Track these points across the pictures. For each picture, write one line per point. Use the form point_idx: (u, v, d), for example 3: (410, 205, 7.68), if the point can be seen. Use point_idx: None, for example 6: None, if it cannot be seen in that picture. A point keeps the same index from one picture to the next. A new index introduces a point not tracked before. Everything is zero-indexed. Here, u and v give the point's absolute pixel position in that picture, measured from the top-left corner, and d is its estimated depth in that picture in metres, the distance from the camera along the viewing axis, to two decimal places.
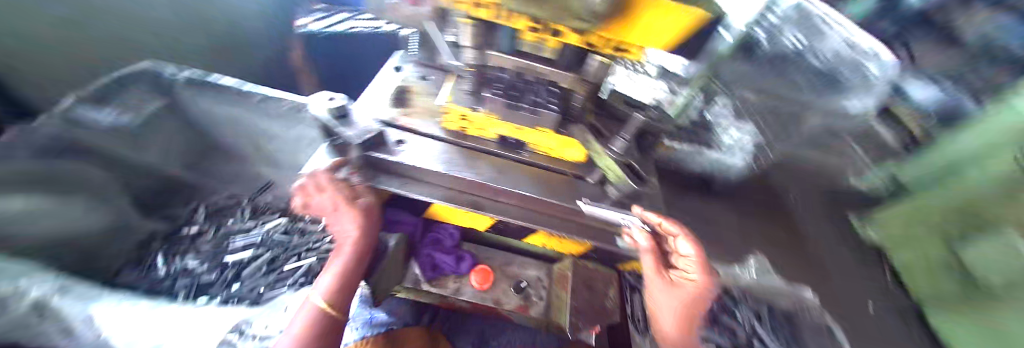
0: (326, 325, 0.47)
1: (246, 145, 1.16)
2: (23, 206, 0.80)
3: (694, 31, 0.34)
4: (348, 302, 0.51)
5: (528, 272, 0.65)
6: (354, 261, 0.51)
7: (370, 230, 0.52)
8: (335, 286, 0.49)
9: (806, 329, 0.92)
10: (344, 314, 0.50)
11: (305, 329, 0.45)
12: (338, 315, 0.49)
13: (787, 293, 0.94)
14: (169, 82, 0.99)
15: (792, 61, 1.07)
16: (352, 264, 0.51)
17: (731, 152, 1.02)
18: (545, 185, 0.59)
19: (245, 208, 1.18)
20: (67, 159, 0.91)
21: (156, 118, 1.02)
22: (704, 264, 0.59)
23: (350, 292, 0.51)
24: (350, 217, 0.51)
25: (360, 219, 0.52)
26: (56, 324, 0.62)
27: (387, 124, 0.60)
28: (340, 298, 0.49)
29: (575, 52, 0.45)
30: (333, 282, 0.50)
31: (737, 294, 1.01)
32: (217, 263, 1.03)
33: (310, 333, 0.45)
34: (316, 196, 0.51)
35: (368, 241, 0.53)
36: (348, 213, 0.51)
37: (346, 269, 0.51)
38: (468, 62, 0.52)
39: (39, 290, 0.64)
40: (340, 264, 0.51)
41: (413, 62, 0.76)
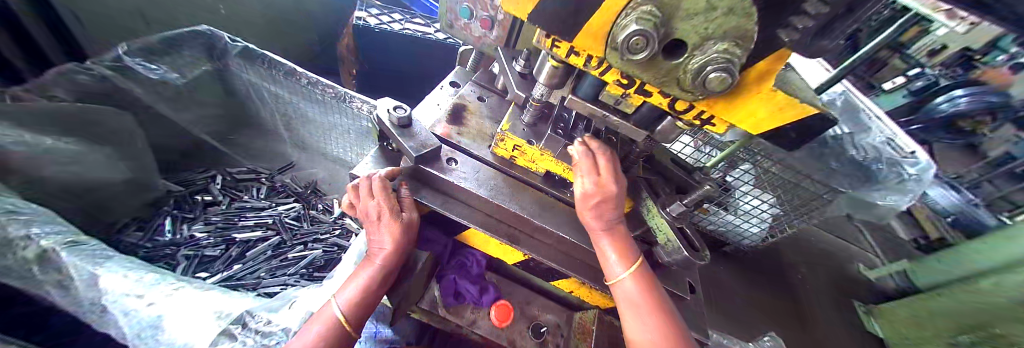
0: (339, 337, 0.45)
1: (281, 123, 1.18)
2: (50, 144, 0.75)
3: (790, 123, 0.34)
4: (366, 315, 0.49)
5: (547, 317, 0.62)
6: (380, 275, 0.49)
7: (403, 249, 0.49)
8: (356, 299, 0.47)
9: None
10: (360, 327, 0.48)
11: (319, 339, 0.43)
12: (353, 327, 0.47)
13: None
14: (224, 49, 1.00)
15: (829, 147, 1.07)
16: (378, 279, 0.49)
17: (743, 217, 1.26)
18: (586, 231, 0.56)
19: (263, 186, 1.19)
20: (107, 104, 0.90)
21: (201, 81, 1.02)
22: (606, 176, 0.45)
23: (370, 306, 0.49)
24: (390, 231, 0.48)
25: (397, 235, 0.49)
26: (59, 276, 0.59)
27: (443, 140, 0.61)
28: (358, 312, 0.47)
29: (654, 110, 0.45)
30: (356, 294, 0.47)
31: None
32: (225, 239, 1.02)
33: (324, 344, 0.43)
34: (360, 202, 0.49)
35: (398, 258, 0.50)
36: (388, 228, 0.48)
37: (371, 284, 0.48)
38: (538, 96, 0.52)
39: (47, 237, 0.59)
40: (365, 278, 0.48)
41: (469, 82, 0.77)
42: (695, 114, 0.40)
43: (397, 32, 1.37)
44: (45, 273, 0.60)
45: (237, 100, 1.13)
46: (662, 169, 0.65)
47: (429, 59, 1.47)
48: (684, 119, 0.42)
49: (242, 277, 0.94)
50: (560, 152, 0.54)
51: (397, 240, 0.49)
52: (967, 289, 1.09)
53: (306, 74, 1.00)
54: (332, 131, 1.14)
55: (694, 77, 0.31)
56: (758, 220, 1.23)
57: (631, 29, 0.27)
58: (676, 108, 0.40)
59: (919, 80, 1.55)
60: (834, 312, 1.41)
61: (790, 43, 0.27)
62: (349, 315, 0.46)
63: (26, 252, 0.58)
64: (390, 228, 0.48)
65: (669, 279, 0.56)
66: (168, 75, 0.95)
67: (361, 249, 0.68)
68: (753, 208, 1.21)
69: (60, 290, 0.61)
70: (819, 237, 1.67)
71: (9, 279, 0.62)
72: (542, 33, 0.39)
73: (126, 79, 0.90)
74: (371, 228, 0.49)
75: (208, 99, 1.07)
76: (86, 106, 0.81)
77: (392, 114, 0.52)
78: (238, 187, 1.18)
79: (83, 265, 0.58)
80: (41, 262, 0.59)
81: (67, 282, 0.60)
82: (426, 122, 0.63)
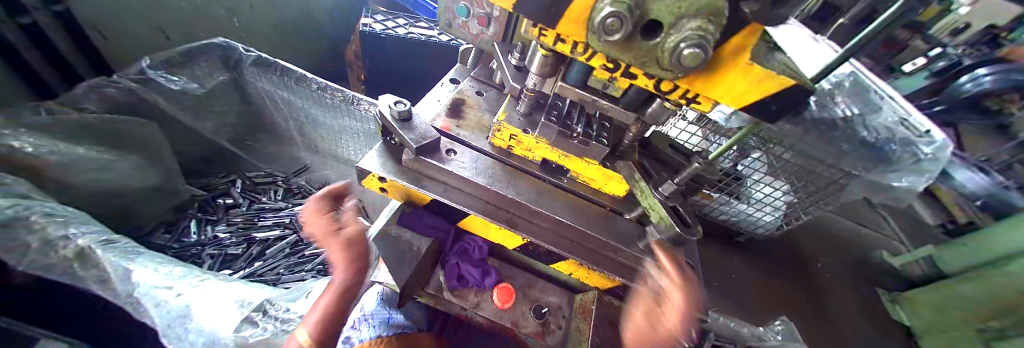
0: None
1: (296, 129, 1.24)
2: (83, 153, 0.82)
3: (772, 94, 0.35)
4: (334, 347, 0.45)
5: (549, 298, 0.64)
6: (339, 295, 0.46)
7: (355, 257, 0.48)
8: (319, 320, 0.44)
9: None
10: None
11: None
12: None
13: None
14: (239, 60, 1.05)
15: (837, 129, 1.05)
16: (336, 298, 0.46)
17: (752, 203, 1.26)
18: (580, 214, 0.58)
19: (280, 188, 1.25)
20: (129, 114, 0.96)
21: (218, 91, 1.08)
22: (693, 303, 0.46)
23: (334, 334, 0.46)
24: (332, 248, 0.48)
25: (342, 247, 0.48)
26: (98, 272, 0.64)
27: (442, 132, 0.63)
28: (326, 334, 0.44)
29: (642, 92, 0.47)
30: (318, 316, 0.45)
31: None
32: (247, 238, 1.08)
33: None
34: (308, 225, 0.51)
35: (355, 275, 0.48)
36: (330, 245, 0.48)
37: (330, 303, 0.45)
38: (530, 86, 0.54)
39: (83, 236, 0.64)
40: (323, 305, 0.45)
41: (468, 77, 0.80)
42: (681, 94, 0.41)
43: (402, 36, 1.41)
44: (84, 269, 0.65)
45: (253, 107, 1.19)
46: (660, 154, 0.67)
47: (432, 61, 1.51)
48: (670, 100, 0.43)
49: (264, 273, 1.00)
50: (554, 139, 0.54)
51: (347, 258, 0.48)
52: (997, 272, 1.05)
53: (315, 79, 1.04)
54: (342, 134, 1.19)
55: (670, 55, 0.32)
56: (772, 208, 1.23)
57: (605, 11, 0.29)
58: (661, 88, 0.41)
59: (941, 61, 1.48)
60: (853, 298, 1.38)
61: (753, 14, 0.28)
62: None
63: (66, 251, 0.63)
64: (333, 245, 0.48)
65: None
66: (189, 86, 1.02)
67: None
68: (765, 196, 1.21)
69: (100, 286, 0.66)
70: (832, 221, 1.64)
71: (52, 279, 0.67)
72: (529, 23, 0.41)
73: (151, 92, 0.97)
74: (322, 244, 0.50)
75: (226, 107, 1.13)
76: (113, 117, 0.86)
77: (394, 109, 0.55)
78: (256, 190, 1.24)
79: (116, 261, 0.63)
80: (81, 260, 0.64)
81: (103, 277, 0.65)
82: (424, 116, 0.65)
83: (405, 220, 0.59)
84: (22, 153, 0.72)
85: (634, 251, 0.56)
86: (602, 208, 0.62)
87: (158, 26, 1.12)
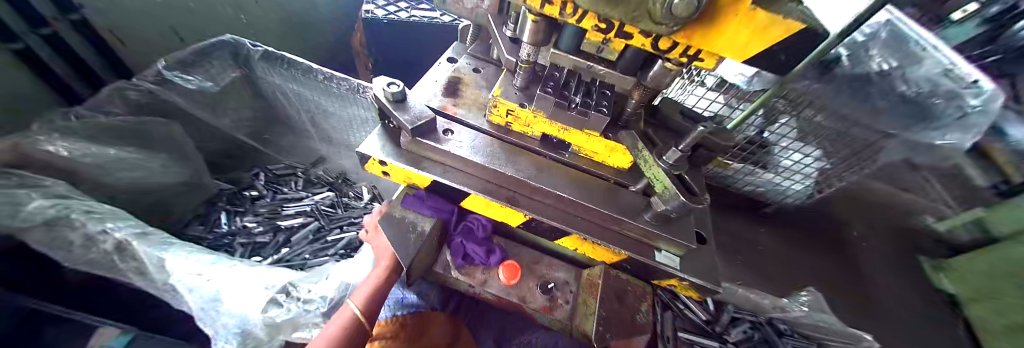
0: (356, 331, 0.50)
1: (309, 121, 1.27)
2: (114, 154, 0.88)
3: (782, 40, 0.31)
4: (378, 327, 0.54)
5: (556, 274, 0.65)
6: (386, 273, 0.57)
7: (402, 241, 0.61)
8: (369, 295, 0.54)
9: None
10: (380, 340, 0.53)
11: (337, 330, 0.48)
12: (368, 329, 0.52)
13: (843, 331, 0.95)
14: (248, 55, 1.07)
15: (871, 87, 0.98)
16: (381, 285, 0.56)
17: (778, 172, 1.09)
18: (582, 188, 0.57)
19: (300, 178, 1.30)
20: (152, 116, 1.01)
21: (232, 87, 1.12)
22: None
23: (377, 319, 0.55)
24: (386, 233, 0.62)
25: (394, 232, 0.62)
26: (136, 263, 0.70)
27: (439, 112, 0.62)
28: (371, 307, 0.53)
29: (639, 53, 0.45)
30: (368, 290, 0.54)
31: (786, 326, 0.95)
32: (272, 227, 1.13)
33: (344, 331, 0.48)
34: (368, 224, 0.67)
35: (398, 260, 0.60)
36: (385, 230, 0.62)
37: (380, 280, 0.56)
38: (523, 57, 0.52)
39: (121, 228, 0.69)
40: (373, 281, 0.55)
41: (466, 55, 0.77)
42: (681, 51, 0.38)
43: (404, 20, 1.39)
44: (124, 260, 0.71)
45: (267, 102, 1.22)
46: (671, 123, 0.64)
47: (435, 43, 1.49)
48: (670, 59, 0.40)
49: (291, 259, 1.06)
50: (552, 111, 0.53)
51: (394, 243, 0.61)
52: None
53: (320, 70, 1.05)
54: (352, 122, 1.20)
55: (660, 5, 0.30)
56: (800, 176, 1.06)
57: None
58: (660, 47, 0.38)
59: None
60: (889, 266, 1.31)
61: None
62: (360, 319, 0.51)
63: (107, 243, 0.69)
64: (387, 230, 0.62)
65: (670, 228, 0.54)
66: (205, 84, 1.06)
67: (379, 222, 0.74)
68: (796, 163, 1.03)
69: (139, 276, 0.71)
70: (868, 187, 1.53)
71: (97, 271, 0.74)
72: None
73: (169, 92, 1.01)
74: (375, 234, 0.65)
75: (241, 104, 1.17)
76: (137, 119, 0.92)
77: (388, 91, 0.54)
78: (279, 181, 1.29)
79: (152, 252, 0.68)
80: (120, 250, 0.70)
81: (140, 267, 0.70)
82: (420, 97, 0.64)
83: (409, 203, 0.60)
84: (58, 157, 0.79)
85: (640, 222, 0.54)
86: (606, 181, 0.60)
87: (170, 27, 1.16)
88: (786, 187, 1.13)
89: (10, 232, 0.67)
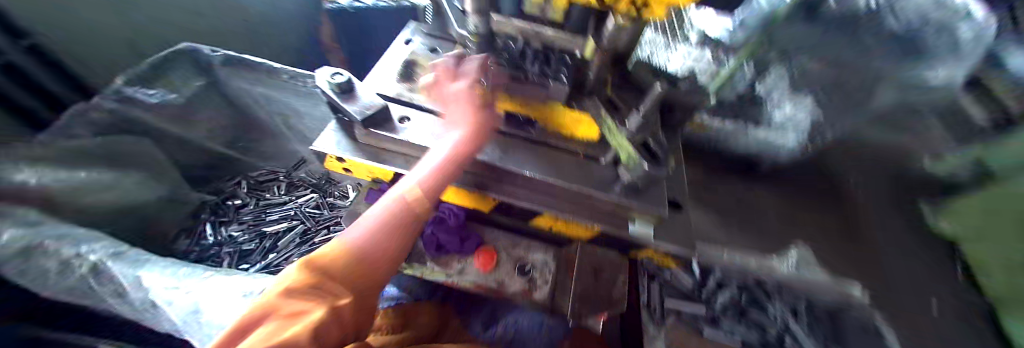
0: (332, 269, 0.36)
1: (283, 124, 1.20)
2: (84, 176, 0.89)
3: None
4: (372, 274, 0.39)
5: (533, 256, 0.64)
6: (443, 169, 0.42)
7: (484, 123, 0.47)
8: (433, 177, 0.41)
9: (849, 322, 0.79)
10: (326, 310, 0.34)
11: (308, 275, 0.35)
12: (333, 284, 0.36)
13: (835, 289, 0.75)
14: (205, 63, 1.01)
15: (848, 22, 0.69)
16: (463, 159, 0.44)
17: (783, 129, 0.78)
18: (551, 165, 0.52)
19: (283, 182, 1.32)
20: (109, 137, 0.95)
21: (203, 95, 1.07)
22: None
23: (386, 256, 0.41)
24: (463, 108, 0.46)
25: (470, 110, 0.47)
26: (114, 285, 0.73)
27: (392, 99, 0.59)
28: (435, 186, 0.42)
29: (621, 26, 0.35)
30: (432, 177, 0.41)
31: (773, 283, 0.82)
32: (258, 232, 1.18)
33: (380, 233, 0.40)
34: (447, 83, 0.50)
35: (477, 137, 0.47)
36: (461, 106, 0.46)
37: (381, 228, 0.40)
38: (472, 30, 0.46)
39: (95, 251, 0.73)
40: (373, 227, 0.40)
41: (424, 36, 0.70)
42: (629, 3, 0.30)
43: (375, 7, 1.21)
44: (101, 283, 0.74)
45: (239, 110, 1.17)
46: (639, 82, 0.55)
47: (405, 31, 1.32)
48: (620, 13, 0.32)
49: (280, 263, 1.10)
50: (507, 83, 0.51)
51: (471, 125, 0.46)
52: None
53: (284, 69, 1.00)
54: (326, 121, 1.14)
55: None
56: (795, 127, 0.75)
57: None
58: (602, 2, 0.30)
59: None
60: None
61: None
62: (369, 233, 0.40)
63: (83, 267, 0.73)
64: (465, 102, 0.46)
65: (643, 199, 0.50)
66: (168, 97, 1.00)
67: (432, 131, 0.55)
68: (961, 34, 0.63)
69: (119, 298, 0.75)
70: None
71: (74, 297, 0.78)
72: None
73: (135, 109, 0.97)
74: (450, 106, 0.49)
75: (207, 113, 1.11)
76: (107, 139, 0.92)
77: (331, 82, 0.53)
78: (261, 187, 1.31)
79: (128, 271, 0.71)
80: (96, 273, 0.73)
81: (119, 290, 0.73)
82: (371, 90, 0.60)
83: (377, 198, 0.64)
84: (28, 185, 0.78)
85: (612, 195, 0.49)
86: (575, 156, 0.55)
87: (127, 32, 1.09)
88: (785, 143, 0.78)
89: None
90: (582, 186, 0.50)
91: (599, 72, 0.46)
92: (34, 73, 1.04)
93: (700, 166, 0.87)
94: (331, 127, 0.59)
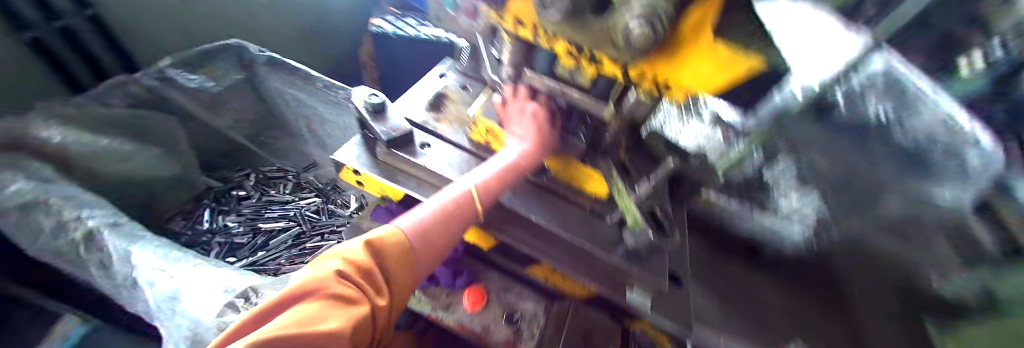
0: (388, 251, 0.35)
1: (305, 127, 1.25)
2: (105, 144, 0.90)
3: (742, 76, 0.27)
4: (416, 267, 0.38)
5: (524, 305, 0.62)
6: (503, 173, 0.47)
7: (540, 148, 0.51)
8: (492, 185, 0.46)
9: None
10: (377, 294, 0.33)
11: (368, 254, 0.33)
12: (385, 268, 0.34)
13: None
14: (250, 60, 1.09)
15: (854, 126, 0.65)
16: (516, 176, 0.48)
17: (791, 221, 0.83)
18: (557, 216, 0.54)
19: (290, 182, 1.32)
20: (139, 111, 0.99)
21: (238, 88, 1.13)
22: None
23: (434, 248, 0.40)
24: (529, 129, 0.50)
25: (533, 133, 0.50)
26: (100, 255, 0.73)
27: (418, 125, 0.62)
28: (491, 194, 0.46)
29: (642, 101, 0.38)
30: (491, 182, 0.46)
31: None
32: (253, 228, 1.18)
33: (437, 224, 0.40)
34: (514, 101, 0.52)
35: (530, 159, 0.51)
36: (529, 127, 0.50)
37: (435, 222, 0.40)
38: (504, 80, 0.51)
39: (94, 218, 0.74)
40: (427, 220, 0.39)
41: (458, 73, 0.75)
42: (651, 83, 0.34)
43: (414, 37, 1.32)
44: (88, 252, 0.73)
45: (267, 106, 1.23)
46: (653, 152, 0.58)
47: (437, 63, 1.40)
48: (642, 90, 0.36)
49: (266, 263, 1.09)
50: None
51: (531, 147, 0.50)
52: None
53: (321, 78, 1.07)
54: (346, 131, 1.18)
55: (620, 30, 0.27)
56: (798, 219, 0.81)
57: None
58: (629, 76, 0.35)
59: None
60: None
61: None
62: (425, 224, 0.39)
63: (77, 232, 0.73)
64: (532, 125, 0.50)
65: (644, 266, 0.50)
66: (206, 84, 1.07)
67: (453, 161, 0.58)
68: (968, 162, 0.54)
69: (102, 270, 0.74)
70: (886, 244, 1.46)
71: (58, 260, 0.77)
72: (489, 8, 0.38)
73: (172, 89, 1.03)
74: (512, 124, 0.52)
75: (238, 105, 1.17)
76: (137, 113, 0.96)
77: (366, 102, 0.57)
78: (268, 183, 1.31)
79: (121, 245, 0.71)
80: (88, 240, 0.73)
81: (105, 262, 0.73)
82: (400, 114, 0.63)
83: (381, 217, 0.65)
84: (50, 143, 0.81)
85: (614, 258, 0.50)
86: (583, 211, 0.56)
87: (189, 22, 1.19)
88: (793, 235, 0.83)
89: None
90: (585, 242, 0.51)
91: (615, 135, 0.49)
92: (92, 45, 1.10)
93: (706, 241, 0.88)
94: (354, 141, 0.62)
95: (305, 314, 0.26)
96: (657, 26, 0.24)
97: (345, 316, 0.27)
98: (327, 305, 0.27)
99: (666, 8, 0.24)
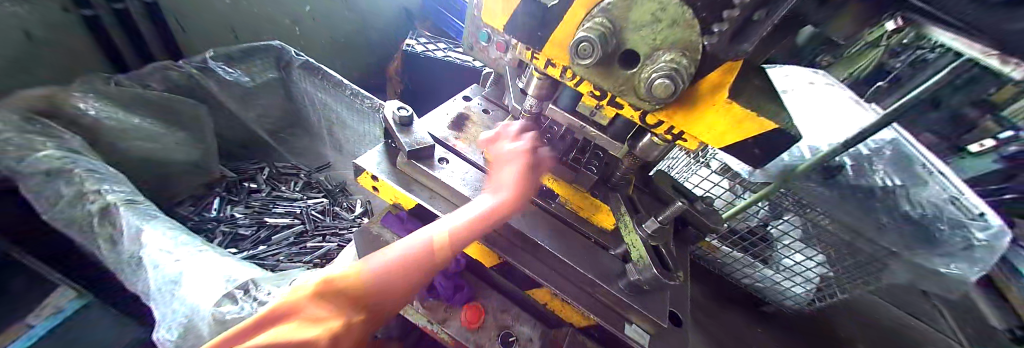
0: (359, 290, 0.35)
1: (326, 130, 1.30)
2: (137, 123, 0.96)
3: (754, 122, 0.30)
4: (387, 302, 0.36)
5: (520, 328, 0.61)
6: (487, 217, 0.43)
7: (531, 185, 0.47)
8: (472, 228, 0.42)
9: None
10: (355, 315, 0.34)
11: (341, 283, 0.34)
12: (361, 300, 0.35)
13: None
14: (286, 62, 1.17)
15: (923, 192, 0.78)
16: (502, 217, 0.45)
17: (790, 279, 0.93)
18: (562, 241, 0.55)
19: (302, 180, 1.36)
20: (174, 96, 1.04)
21: (270, 86, 1.19)
22: None
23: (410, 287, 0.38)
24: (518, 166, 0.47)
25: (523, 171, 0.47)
26: (113, 230, 0.75)
27: (440, 141, 0.65)
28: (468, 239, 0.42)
29: (655, 143, 0.41)
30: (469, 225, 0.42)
31: None
32: (258, 221, 1.19)
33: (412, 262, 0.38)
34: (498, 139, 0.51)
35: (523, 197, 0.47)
36: (517, 165, 0.47)
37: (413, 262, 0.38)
38: (524, 108, 0.53)
39: (112, 193, 0.76)
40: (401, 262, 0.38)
41: (481, 97, 0.79)
42: (665, 130, 0.37)
43: (439, 58, 1.40)
44: (101, 225, 0.75)
45: (294, 106, 1.29)
46: (661, 193, 0.60)
47: (457, 85, 1.48)
48: (655, 134, 0.39)
49: (265, 257, 1.09)
50: None
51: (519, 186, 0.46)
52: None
53: (350, 86, 1.13)
54: (365, 138, 1.23)
55: (644, 79, 0.30)
56: (801, 278, 0.91)
57: (578, 35, 0.29)
58: (646, 121, 0.37)
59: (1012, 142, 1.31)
60: None
61: (714, 46, 0.27)
62: (394, 263, 0.38)
63: (93, 204, 0.74)
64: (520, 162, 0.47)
65: (642, 299, 0.51)
66: (241, 79, 1.13)
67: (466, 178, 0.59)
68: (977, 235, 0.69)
69: (110, 244, 0.75)
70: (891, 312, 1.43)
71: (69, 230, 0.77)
72: (522, 46, 0.40)
73: (208, 79, 1.09)
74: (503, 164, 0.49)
75: (267, 101, 1.22)
76: (172, 96, 1.01)
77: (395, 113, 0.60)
78: (280, 179, 1.34)
79: (133, 221, 0.72)
80: (103, 214, 0.74)
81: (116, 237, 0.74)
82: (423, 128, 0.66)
83: (389, 223, 0.66)
84: (86, 114, 0.87)
85: (616, 290, 0.51)
86: (588, 241, 0.57)
87: (235, 21, 1.27)
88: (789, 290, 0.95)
89: (7, 173, 0.73)
90: (587, 271, 0.52)
91: (625, 171, 0.51)
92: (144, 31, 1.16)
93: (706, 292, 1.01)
94: (377, 148, 0.65)
95: (282, 331, 0.29)
96: (678, 80, 0.28)
97: (319, 329, 0.30)
98: (296, 325, 0.30)
99: (686, 67, 0.28)
